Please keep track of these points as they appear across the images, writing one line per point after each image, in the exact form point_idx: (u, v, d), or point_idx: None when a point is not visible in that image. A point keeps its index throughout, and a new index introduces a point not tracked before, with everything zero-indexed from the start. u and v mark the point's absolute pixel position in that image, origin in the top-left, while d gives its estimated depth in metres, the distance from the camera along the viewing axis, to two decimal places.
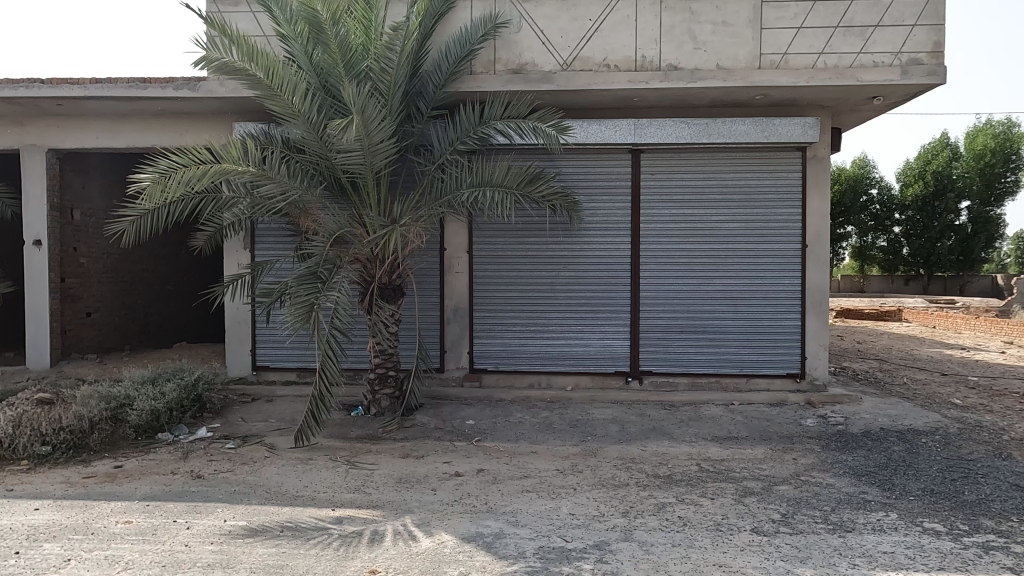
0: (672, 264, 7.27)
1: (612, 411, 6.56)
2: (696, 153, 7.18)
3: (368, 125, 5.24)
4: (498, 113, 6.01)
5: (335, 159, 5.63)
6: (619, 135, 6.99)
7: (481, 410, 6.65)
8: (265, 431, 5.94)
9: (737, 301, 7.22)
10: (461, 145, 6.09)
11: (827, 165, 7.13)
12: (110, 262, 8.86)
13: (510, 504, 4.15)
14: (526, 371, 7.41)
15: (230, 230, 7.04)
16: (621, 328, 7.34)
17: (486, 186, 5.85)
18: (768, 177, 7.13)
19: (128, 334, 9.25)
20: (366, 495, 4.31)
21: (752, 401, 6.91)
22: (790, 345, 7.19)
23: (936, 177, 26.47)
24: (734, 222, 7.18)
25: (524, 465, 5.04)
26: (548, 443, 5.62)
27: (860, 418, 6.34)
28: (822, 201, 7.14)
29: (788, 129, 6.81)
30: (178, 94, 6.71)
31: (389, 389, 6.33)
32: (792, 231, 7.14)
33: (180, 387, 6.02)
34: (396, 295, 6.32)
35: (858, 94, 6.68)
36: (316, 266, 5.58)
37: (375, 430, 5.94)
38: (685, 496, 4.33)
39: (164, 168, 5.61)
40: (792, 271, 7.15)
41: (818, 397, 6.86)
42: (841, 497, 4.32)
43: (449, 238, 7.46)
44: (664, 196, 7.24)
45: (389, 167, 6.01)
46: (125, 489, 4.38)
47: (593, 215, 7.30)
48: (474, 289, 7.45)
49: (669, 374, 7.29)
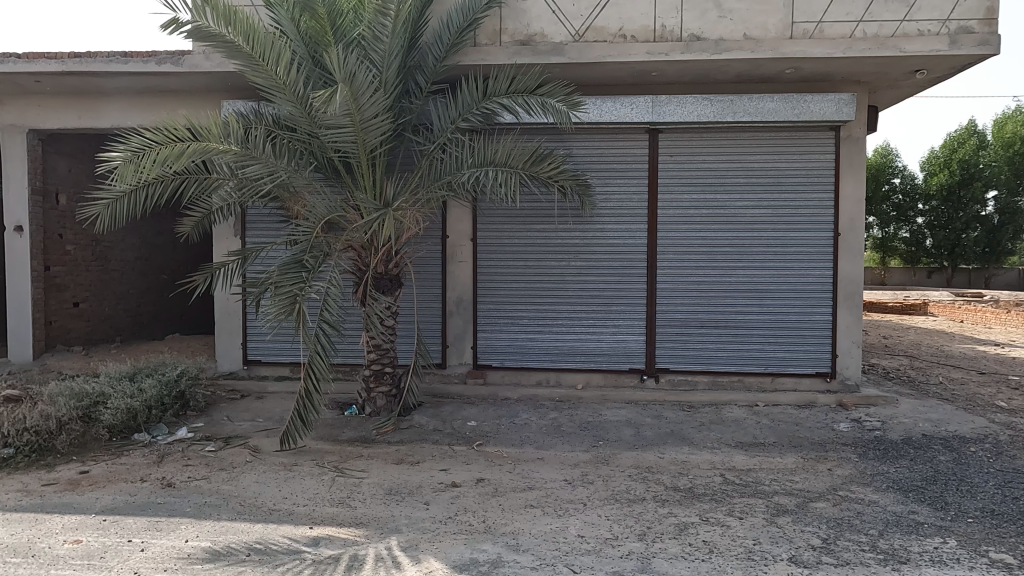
0: (691, 254, 6.72)
1: (626, 413, 6.06)
2: (719, 134, 6.61)
3: (359, 98, 4.72)
4: (503, 88, 5.48)
5: (323, 136, 5.13)
6: (635, 113, 6.44)
7: (484, 410, 6.18)
8: (251, 431, 5.51)
9: (763, 294, 6.67)
10: (463, 122, 5.57)
11: (863, 146, 6.53)
12: (99, 250, 8.44)
13: (510, 523, 3.66)
14: (534, 368, 6.92)
15: (218, 215, 6.59)
16: (636, 323, 6.82)
17: (489, 166, 5.32)
18: (797, 159, 6.56)
19: (119, 325, 8.84)
20: (351, 510, 3.85)
21: (778, 402, 6.37)
22: (819, 343, 6.63)
23: (961, 165, 25.35)
24: (760, 208, 6.62)
25: (530, 475, 4.55)
26: (556, 448, 5.13)
27: (899, 422, 5.78)
28: (857, 186, 6.54)
29: (821, 108, 6.27)
30: (161, 69, 6.27)
31: (385, 387, 5.88)
32: (823, 218, 6.57)
33: (160, 383, 5.62)
34: (393, 286, 5.85)
35: (900, 67, 6.07)
36: (301, 254, 5.09)
37: (369, 432, 5.49)
38: (710, 514, 3.82)
39: (137, 146, 5.11)
40: (822, 261, 6.59)
41: (850, 398, 6.32)
42: (890, 518, 3.80)
43: (451, 225, 6.95)
44: (684, 180, 6.69)
45: (384, 146, 5.52)
46: (85, 499, 3.96)
47: (606, 200, 6.77)
48: (478, 280, 6.95)
49: (688, 372, 6.77)
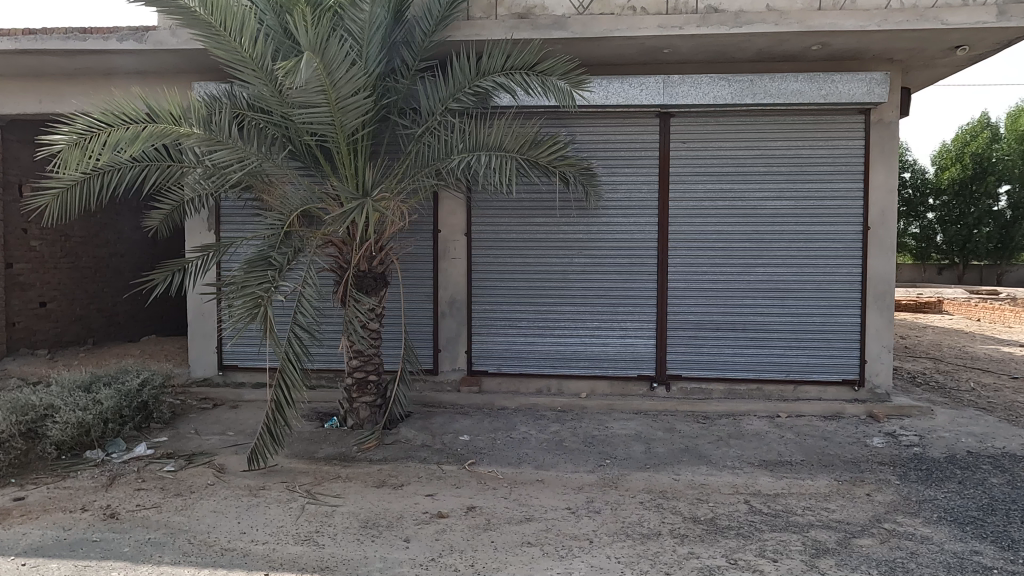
0: (706, 250, 6.14)
1: (635, 425, 5.50)
2: (737, 118, 6.02)
3: (332, 71, 4.15)
4: (499, 63, 4.89)
5: (295, 118, 4.57)
6: (645, 95, 5.86)
7: (479, 422, 5.61)
8: (218, 447, 4.97)
9: (784, 294, 6.09)
10: (454, 103, 4.98)
11: (896, 132, 5.94)
12: (68, 246, 7.90)
13: (504, 568, 3.10)
14: (533, 375, 6.35)
15: (188, 207, 6.04)
16: (645, 326, 6.24)
17: (481, 151, 4.73)
18: (823, 145, 5.97)
19: (92, 326, 8.30)
20: (317, 550, 3.29)
21: (802, 413, 5.81)
22: (846, 347, 6.06)
23: (974, 159, 24.62)
24: (782, 200, 6.03)
25: (528, 502, 3.99)
26: (557, 468, 4.57)
27: (938, 437, 5.20)
28: (889, 175, 5.95)
29: (851, 88, 5.66)
30: (123, 47, 5.71)
31: (369, 397, 5.32)
32: (851, 211, 5.98)
33: (119, 393, 5.07)
34: (377, 285, 5.28)
35: (940, 42, 5.46)
36: (269, 250, 4.53)
37: (350, 448, 4.92)
38: (738, 555, 3.26)
39: (84, 128, 4.53)
40: (850, 258, 6.01)
41: (881, 408, 5.75)
42: (951, 561, 3.23)
43: (443, 218, 6.38)
44: (698, 168, 6.10)
45: (366, 129, 4.94)
46: (8, 536, 3.40)
47: (613, 191, 6.18)
48: (473, 278, 6.38)
49: (702, 380, 6.20)
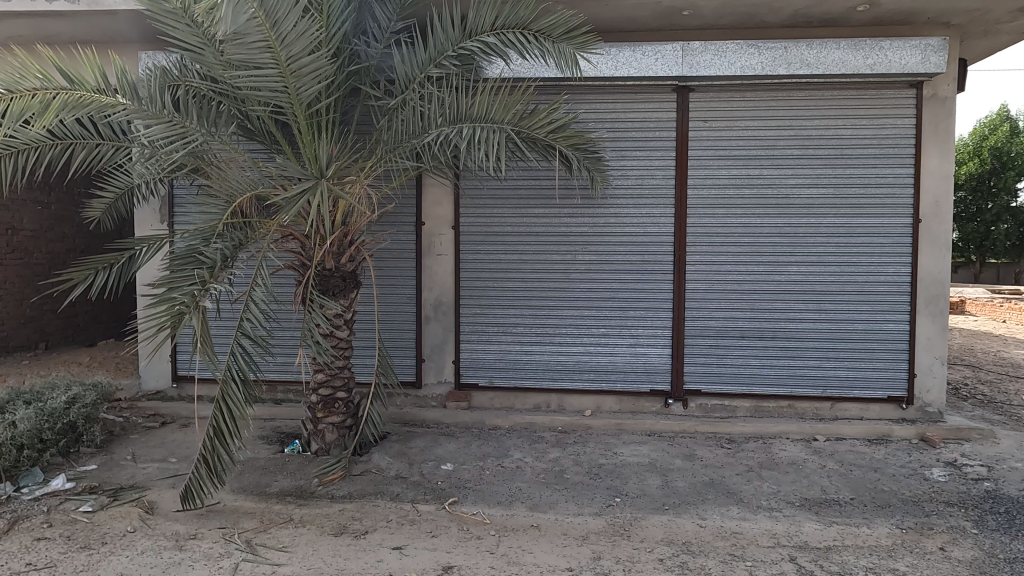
0: (730, 246, 5.32)
1: (649, 451, 4.69)
2: (767, 93, 5.20)
3: (277, 23, 3.35)
4: (488, 21, 4.07)
5: (238, 83, 3.76)
6: (660, 65, 5.03)
7: (466, 446, 4.81)
8: (155, 479, 4.18)
9: (820, 297, 5.27)
10: (436, 69, 4.15)
11: (952, 109, 5.09)
12: (17, 240, 7.12)
13: None
14: (531, 389, 5.55)
15: (131, 195, 5.22)
16: (659, 332, 5.43)
17: (464, 123, 3.92)
18: (866, 124, 5.14)
19: (46, 329, 7.54)
20: None
21: (842, 436, 5.00)
22: (892, 359, 5.24)
23: (993, 153, 23.62)
24: (818, 188, 5.21)
25: (518, 561, 3.18)
26: (556, 509, 3.76)
27: (1010, 468, 4.38)
28: (944, 159, 5.11)
29: (902, 56, 4.81)
30: (54, 9, 4.91)
31: (336, 417, 4.52)
32: (899, 203, 5.15)
33: (39, 413, 4.27)
34: (347, 286, 4.45)
35: (1010, 1, 4.61)
36: (202, 244, 3.70)
37: (309, 481, 4.12)
38: None
39: None
40: (897, 256, 5.18)
41: (936, 431, 4.94)
42: None
43: (428, 208, 5.57)
44: (722, 151, 5.28)
45: (330, 98, 4.11)
46: None
47: (623, 177, 5.37)
48: (463, 277, 5.57)
49: (725, 396, 5.39)
